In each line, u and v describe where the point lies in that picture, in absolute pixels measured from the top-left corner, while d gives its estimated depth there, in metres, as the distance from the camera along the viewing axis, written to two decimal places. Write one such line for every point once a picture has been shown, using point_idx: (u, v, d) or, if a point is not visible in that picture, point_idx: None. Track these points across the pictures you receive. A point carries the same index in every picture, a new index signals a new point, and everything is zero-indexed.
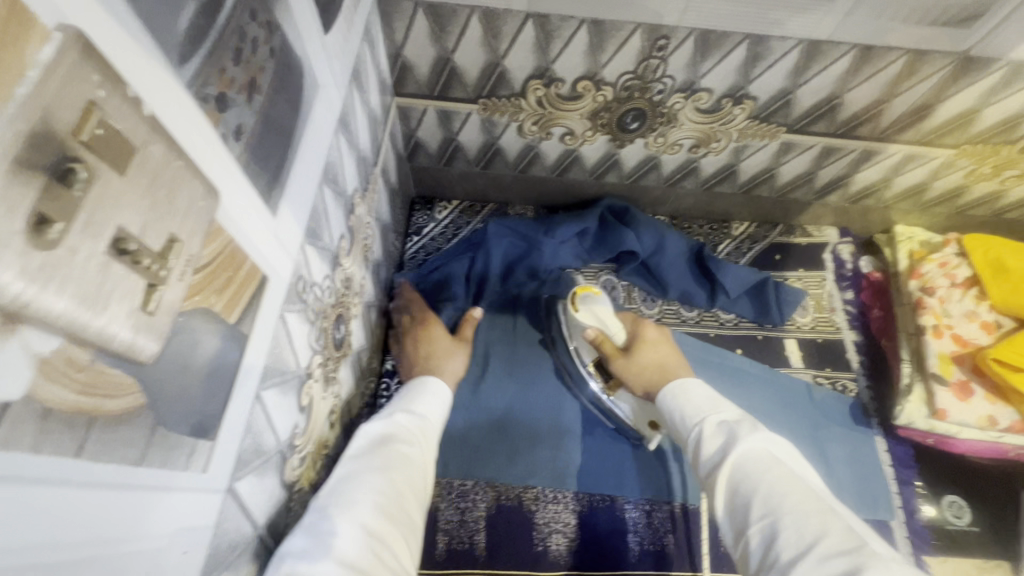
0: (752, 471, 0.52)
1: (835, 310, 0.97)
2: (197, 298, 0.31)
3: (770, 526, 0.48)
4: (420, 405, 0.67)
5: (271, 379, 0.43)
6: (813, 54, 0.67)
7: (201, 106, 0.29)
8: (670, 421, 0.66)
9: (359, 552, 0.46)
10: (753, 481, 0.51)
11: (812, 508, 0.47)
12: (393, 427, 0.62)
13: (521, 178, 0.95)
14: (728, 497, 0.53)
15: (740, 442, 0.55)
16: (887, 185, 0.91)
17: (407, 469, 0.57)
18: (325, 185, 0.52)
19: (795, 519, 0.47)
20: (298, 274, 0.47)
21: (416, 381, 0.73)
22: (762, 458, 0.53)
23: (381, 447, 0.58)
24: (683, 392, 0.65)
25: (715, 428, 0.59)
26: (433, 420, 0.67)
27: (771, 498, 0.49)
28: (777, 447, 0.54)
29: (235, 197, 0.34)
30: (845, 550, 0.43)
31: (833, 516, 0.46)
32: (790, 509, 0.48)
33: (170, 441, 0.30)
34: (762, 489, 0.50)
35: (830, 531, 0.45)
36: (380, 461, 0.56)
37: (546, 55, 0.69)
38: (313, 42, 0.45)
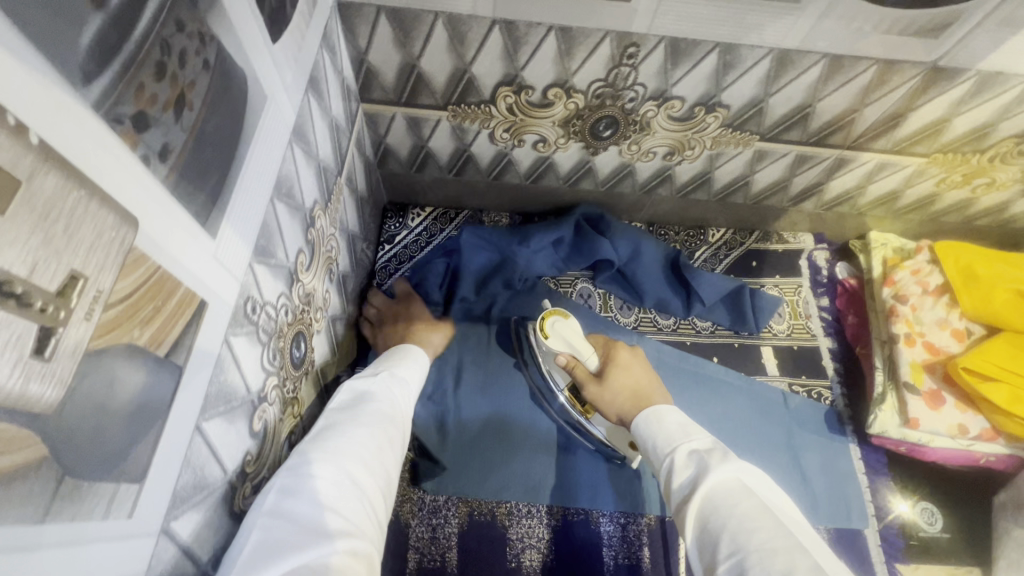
0: (721, 506, 0.52)
1: (810, 317, 0.97)
2: (114, 333, 0.28)
3: (737, 565, 0.47)
4: (404, 366, 0.65)
5: (215, 408, 0.41)
6: (783, 64, 0.66)
7: (113, 128, 0.27)
8: (644, 447, 0.65)
9: (343, 504, 0.46)
10: (722, 516, 0.51)
11: (780, 545, 0.47)
12: (377, 383, 0.60)
13: (495, 185, 0.93)
14: (697, 531, 0.52)
15: (710, 475, 0.54)
16: (860, 193, 0.91)
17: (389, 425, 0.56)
18: (278, 200, 0.50)
19: (761, 557, 0.46)
20: (245, 296, 0.44)
21: (397, 350, 0.71)
22: (732, 491, 0.52)
23: (365, 403, 0.57)
24: (655, 420, 0.65)
25: (686, 458, 0.58)
26: (416, 381, 0.66)
27: (739, 536, 0.48)
28: (748, 477, 0.54)
29: (161, 222, 0.32)
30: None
31: (801, 553, 0.46)
32: (756, 547, 0.47)
33: (82, 491, 0.27)
34: (730, 526, 0.50)
35: (796, 569, 0.44)
36: (363, 417, 0.54)
37: (514, 62, 0.67)
38: (259, 51, 0.43)
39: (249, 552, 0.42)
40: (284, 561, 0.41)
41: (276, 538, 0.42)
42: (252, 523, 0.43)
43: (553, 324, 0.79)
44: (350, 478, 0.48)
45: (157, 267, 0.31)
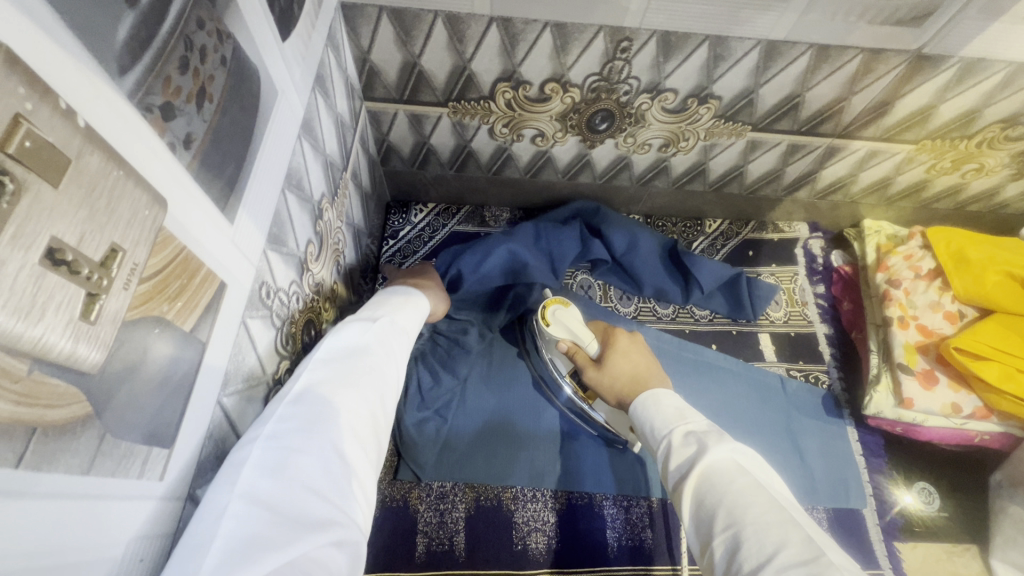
0: (716, 484, 0.53)
1: (807, 304, 0.99)
2: (146, 306, 0.31)
3: (732, 537, 0.49)
4: (393, 321, 0.60)
5: (234, 385, 0.44)
6: (771, 55, 0.68)
7: (144, 115, 0.29)
8: (642, 430, 0.67)
9: (331, 488, 0.40)
10: (718, 492, 0.53)
11: (773, 519, 0.48)
12: (363, 337, 0.54)
13: (495, 180, 0.95)
14: (694, 508, 0.54)
15: (707, 454, 0.56)
16: (853, 181, 0.93)
17: (378, 388, 0.50)
18: (288, 190, 0.52)
19: (756, 530, 0.48)
20: (259, 281, 0.47)
21: (391, 297, 0.65)
22: (727, 469, 0.54)
23: (353, 361, 0.50)
24: (653, 403, 0.66)
25: (683, 438, 0.60)
26: (406, 336, 0.61)
27: (734, 511, 0.50)
28: (742, 457, 0.56)
29: (186, 206, 0.34)
30: (804, 560, 0.43)
31: (795, 526, 0.47)
32: (752, 520, 0.49)
33: (120, 449, 0.30)
34: (727, 501, 0.51)
35: (788, 541, 0.45)
36: (350, 382, 0.48)
37: (511, 59, 0.70)
38: (269, 48, 0.45)
39: (221, 543, 0.35)
40: (265, 555, 0.35)
41: (251, 525, 0.36)
42: (224, 505, 0.37)
43: (555, 312, 0.82)
44: (338, 455, 0.42)
45: (183, 247, 0.34)
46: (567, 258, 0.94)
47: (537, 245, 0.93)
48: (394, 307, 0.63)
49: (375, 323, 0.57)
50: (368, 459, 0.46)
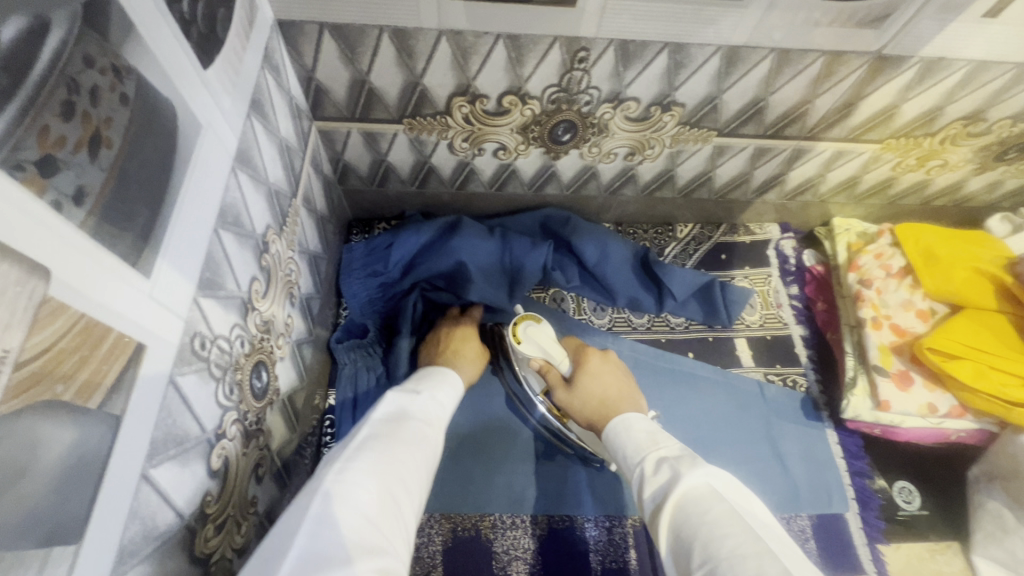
0: (692, 514, 0.50)
1: (781, 306, 0.98)
2: (29, 394, 0.27)
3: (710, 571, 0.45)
4: (438, 389, 0.63)
5: (165, 452, 0.40)
6: (732, 60, 0.66)
7: (13, 175, 0.25)
8: (617, 459, 0.64)
9: (381, 520, 0.43)
10: (693, 524, 0.49)
11: (750, 551, 0.44)
12: (412, 405, 0.57)
13: (460, 195, 0.92)
14: (671, 542, 0.51)
15: (680, 481, 0.53)
16: (820, 181, 0.92)
17: (427, 453, 0.53)
18: (223, 229, 0.48)
19: (732, 564, 0.44)
20: (191, 332, 0.43)
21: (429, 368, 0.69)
22: (701, 497, 0.51)
23: (406, 423, 0.54)
24: (624, 429, 0.65)
25: (655, 466, 0.57)
26: (445, 403, 0.63)
27: (711, 545, 0.46)
28: (718, 483, 0.52)
29: (83, 271, 0.30)
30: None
31: (770, 556, 0.44)
32: (728, 553, 0.45)
33: (7, 559, 0.26)
34: (702, 534, 0.48)
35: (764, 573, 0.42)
36: (404, 435, 0.52)
37: (465, 73, 0.67)
38: (189, 80, 0.41)
39: (294, 559, 0.38)
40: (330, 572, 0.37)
41: (320, 544, 0.39)
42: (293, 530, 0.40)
43: (526, 328, 0.79)
44: (386, 496, 0.45)
45: (80, 315, 0.30)
46: (527, 280, 0.90)
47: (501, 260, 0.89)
48: (434, 380, 0.65)
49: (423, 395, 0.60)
50: (413, 507, 0.48)
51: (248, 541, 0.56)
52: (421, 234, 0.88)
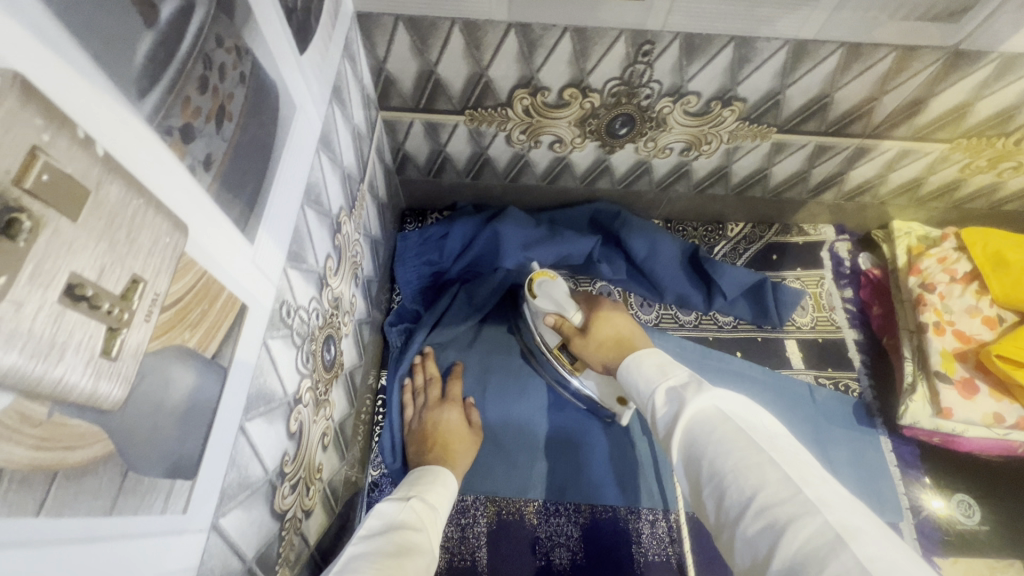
0: (698, 434, 0.50)
1: (834, 309, 0.96)
2: (166, 336, 0.30)
3: (717, 480, 0.46)
4: (431, 495, 0.65)
5: (256, 409, 0.42)
6: (800, 55, 0.66)
7: (163, 139, 0.28)
8: (628, 393, 0.63)
9: None
10: (701, 444, 0.49)
11: (753, 461, 0.45)
12: (402, 513, 0.59)
13: (512, 187, 0.94)
14: (683, 461, 0.51)
15: (688, 405, 0.52)
16: (881, 182, 0.90)
17: (416, 557, 0.51)
18: (307, 207, 0.51)
19: (737, 476, 0.45)
20: (280, 300, 0.46)
21: (422, 471, 0.71)
22: (709, 419, 0.50)
23: (392, 534, 0.54)
24: (634, 361, 0.62)
25: (665, 396, 0.56)
26: (440, 505, 0.64)
27: (717, 460, 0.47)
28: (725, 402, 0.51)
29: (209, 232, 0.33)
30: (783, 499, 0.42)
31: (775, 463, 0.44)
32: (732, 467, 0.45)
33: (143, 484, 0.29)
34: (708, 453, 0.48)
35: (767, 481, 0.43)
36: (394, 547, 0.52)
37: (530, 65, 0.68)
38: (288, 63, 0.44)
39: None
40: None
41: None
42: None
43: (544, 285, 0.80)
44: None
45: (204, 272, 0.33)
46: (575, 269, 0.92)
47: (553, 249, 0.91)
48: (424, 482, 0.67)
49: (409, 500, 0.62)
50: None
51: (314, 505, 0.59)
52: (495, 232, 0.89)
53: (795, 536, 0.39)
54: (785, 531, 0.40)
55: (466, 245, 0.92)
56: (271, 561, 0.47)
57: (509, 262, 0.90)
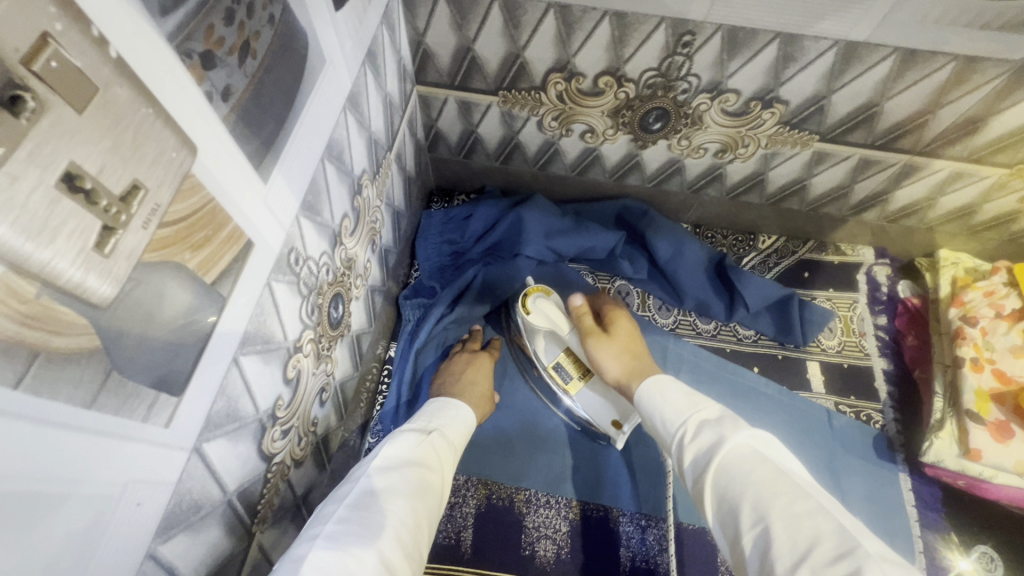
0: (738, 473, 0.49)
1: (865, 335, 0.91)
2: (166, 250, 0.31)
3: (760, 523, 0.45)
4: (450, 430, 0.65)
5: (253, 345, 0.44)
6: (849, 58, 0.63)
7: (182, 60, 0.29)
8: (649, 420, 0.63)
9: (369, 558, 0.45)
10: (739, 486, 0.48)
11: (801, 509, 0.44)
12: (422, 452, 0.59)
13: (541, 175, 0.93)
14: (716, 504, 0.50)
15: (726, 443, 0.51)
16: (930, 205, 0.85)
17: (429, 501, 0.54)
18: (328, 161, 0.52)
19: (785, 524, 0.43)
20: (290, 246, 0.47)
21: (439, 402, 0.70)
22: (747, 458, 0.50)
23: (414, 472, 0.56)
24: (658, 392, 0.63)
25: (696, 428, 0.56)
26: (458, 444, 0.65)
27: (761, 503, 0.46)
28: (761, 444, 0.51)
29: (221, 160, 0.34)
30: (840, 552, 0.40)
31: (824, 515, 0.43)
32: (779, 513, 0.44)
33: (127, 388, 0.30)
34: (750, 494, 0.47)
35: (820, 532, 0.42)
36: (416, 489, 0.54)
37: (566, 49, 0.68)
38: (322, 16, 0.45)
39: None
40: None
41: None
42: (303, 553, 0.44)
43: (535, 299, 0.80)
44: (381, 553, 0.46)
45: (210, 198, 0.34)
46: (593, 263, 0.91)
47: (575, 240, 0.90)
48: (445, 416, 0.67)
49: (429, 434, 0.62)
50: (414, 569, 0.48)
51: (305, 458, 0.61)
52: (517, 217, 0.90)
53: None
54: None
55: (487, 229, 0.93)
56: (253, 500, 0.49)
57: (530, 249, 0.90)
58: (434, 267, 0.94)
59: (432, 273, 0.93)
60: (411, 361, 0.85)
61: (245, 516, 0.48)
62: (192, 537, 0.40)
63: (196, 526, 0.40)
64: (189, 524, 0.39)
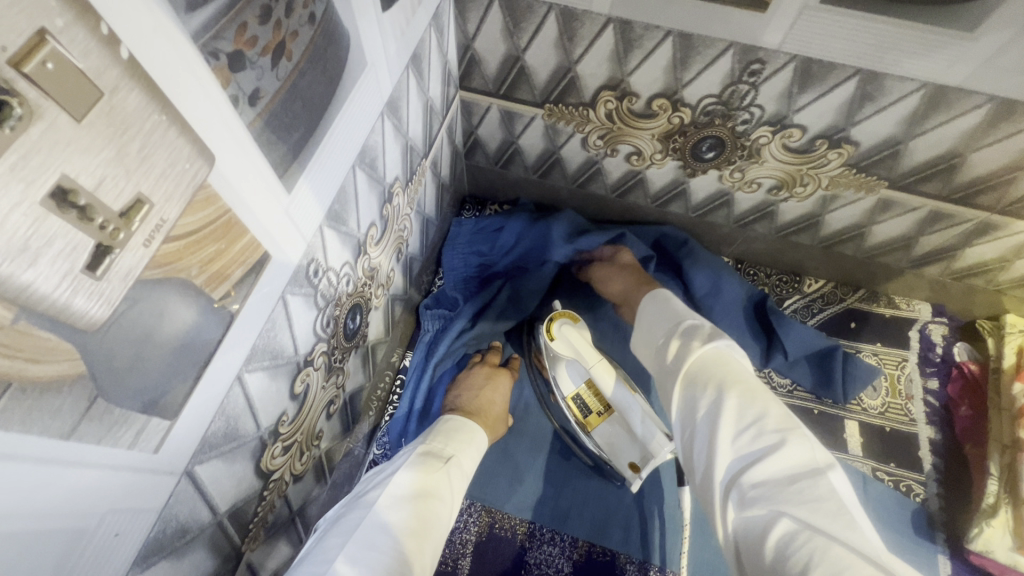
0: (709, 363, 0.52)
1: (912, 399, 0.84)
2: (170, 268, 0.28)
3: (717, 402, 0.48)
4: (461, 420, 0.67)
5: (260, 361, 0.41)
6: (935, 103, 0.57)
7: (208, 61, 0.26)
8: (642, 321, 0.66)
9: None
10: (708, 371, 0.51)
11: (758, 395, 0.48)
12: (433, 481, 0.55)
13: (579, 193, 0.89)
14: (683, 384, 0.52)
15: (707, 340, 0.54)
16: (1002, 267, 0.78)
17: (436, 541, 0.51)
18: (360, 168, 0.49)
19: (741, 400, 0.47)
20: (310, 257, 0.44)
21: (448, 421, 0.66)
22: (719, 355, 0.53)
23: (426, 504, 0.52)
24: (658, 300, 0.66)
25: (684, 326, 0.58)
26: (469, 472, 0.61)
27: (719, 388, 0.49)
28: (737, 350, 0.54)
29: (242, 171, 0.31)
30: (781, 427, 0.44)
31: (776, 403, 0.47)
32: (740, 393, 0.48)
33: (113, 415, 0.27)
34: (716, 376, 0.50)
35: (769, 412, 0.46)
36: (425, 526, 0.51)
37: (622, 66, 0.64)
38: (367, 16, 0.42)
39: None
40: None
41: None
42: None
43: (559, 326, 0.76)
44: None
45: (226, 210, 0.31)
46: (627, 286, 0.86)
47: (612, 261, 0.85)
48: (460, 439, 0.63)
49: (444, 463, 0.58)
50: None
51: (305, 472, 0.58)
52: (548, 230, 0.86)
53: (785, 457, 0.42)
54: (774, 452, 0.43)
55: (519, 242, 0.89)
56: (245, 519, 0.46)
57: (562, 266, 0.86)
58: (459, 278, 0.90)
59: (456, 283, 0.90)
60: (428, 374, 0.82)
61: (235, 536, 0.45)
62: (173, 561, 0.38)
63: (179, 550, 0.38)
64: (172, 549, 0.37)
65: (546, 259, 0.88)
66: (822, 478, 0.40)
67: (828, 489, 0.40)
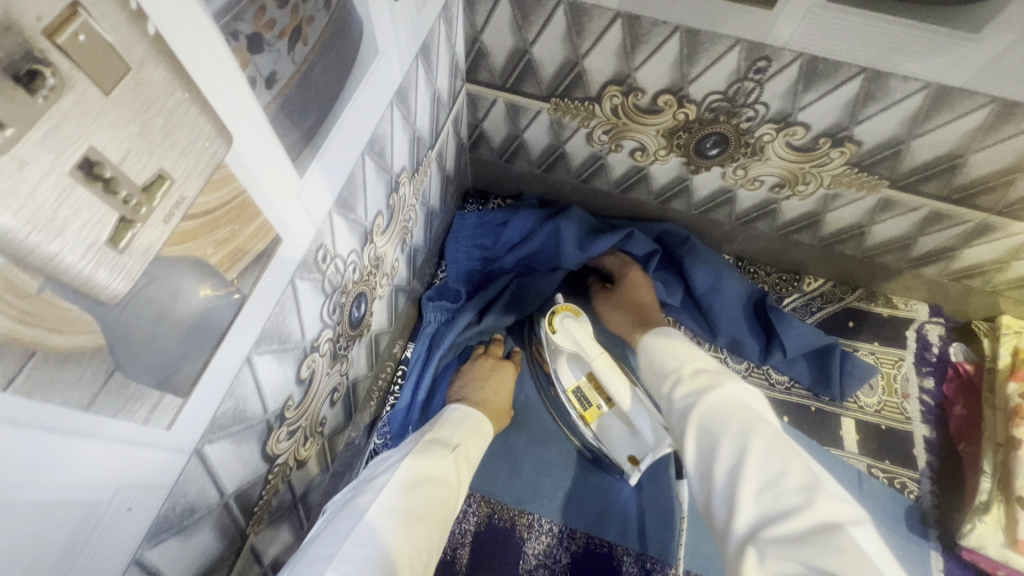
0: (721, 415, 0.52)
1: (908, 397, 0.85)
2: (187, 245, 0.28)
3: (738, 462, 0.48)
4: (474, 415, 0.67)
5: (268, 344, 0.41)
6: (938, 103, 0.57)
7: (228, 42, 0.27)
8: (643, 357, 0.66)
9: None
10: (721, 426, 0.51)
11: (777, 450, 0.48)
12: (436, 467, 0.55)
13: (583, 188, 0.89)
14: (696, 442, 0.53)
15: (714, 391, 0.55)
16: (999, 268, 0.78)
17: (440, 526, 0.52)
18: (369, 156, 0.50)
19: (762, 459, 0.47)
20: (319, 243, 0.44)
21: (455, 410, 0.66)
22: (733, 405, 0.53)
23: (429, 490, 0.53)
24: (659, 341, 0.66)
25: (692, 373, 0.59)
26: (477, 460, 0.63)
27: (740, 442, 0.49)
28: (751, 400, 0.54)
29: (258, 153, 0.32)
30: (804, 487, 0.44)
31: (797, 458, 0.47)
32: (758, 451, 0.48)
33: (128, 390, 0.27)
34: (732, 431, 0.50)
35: (790, 471, 0.46)
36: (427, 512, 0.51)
37: (629, 61, 0.64)
38: (380, 4, 0.43)
39: None
40: None
41: None
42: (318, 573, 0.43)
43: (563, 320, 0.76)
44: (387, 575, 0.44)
45: (242, 191, 0.31)
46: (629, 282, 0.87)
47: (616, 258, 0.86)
48: (465, 429, 0.63)
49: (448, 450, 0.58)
50: None
51: (308, 458, 0.58)
52: (557, 228, 0.86)
53: (809, 516, 0.42)
54: (797, 512, 0.43)
55: (522, 237, 0.89)
56: (251, 502, 0.47)
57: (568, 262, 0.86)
58: (462, 270, 0.91)
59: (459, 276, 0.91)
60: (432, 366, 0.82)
61: (240, 519, 0.46)
62: (181, 540, 0.38)
63: (188, 529, 0.38)
64: (181, 527, 0.37)
65: (549, 254, 0.88)
66: (842, 534, 0.40)
67: (851, 545, 0.39)
